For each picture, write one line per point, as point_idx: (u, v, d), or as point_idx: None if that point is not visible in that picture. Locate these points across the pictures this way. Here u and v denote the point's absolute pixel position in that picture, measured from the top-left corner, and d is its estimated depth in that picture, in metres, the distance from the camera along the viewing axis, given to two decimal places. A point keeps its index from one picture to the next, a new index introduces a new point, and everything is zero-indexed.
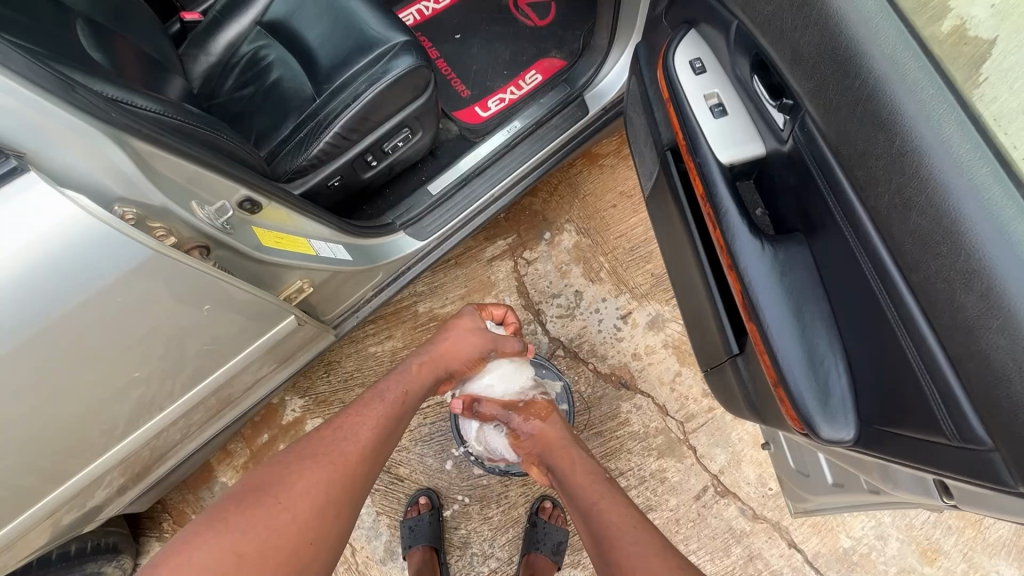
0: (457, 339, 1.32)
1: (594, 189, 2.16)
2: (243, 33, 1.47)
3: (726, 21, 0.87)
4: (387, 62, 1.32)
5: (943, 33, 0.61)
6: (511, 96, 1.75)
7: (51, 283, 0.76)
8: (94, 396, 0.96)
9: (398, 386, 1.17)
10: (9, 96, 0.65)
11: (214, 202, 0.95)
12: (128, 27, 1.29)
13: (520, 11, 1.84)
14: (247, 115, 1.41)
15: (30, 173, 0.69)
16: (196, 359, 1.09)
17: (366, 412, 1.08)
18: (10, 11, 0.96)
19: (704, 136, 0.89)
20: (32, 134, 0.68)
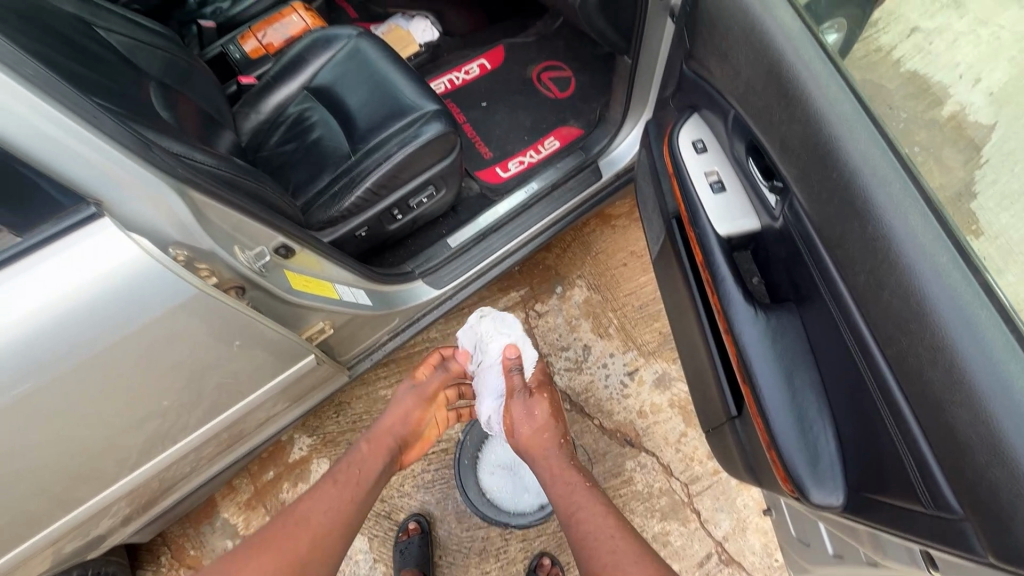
0: (409, 406, 1.44)
1: (603, 246, 2.26)
2: (291, 96, 1.63)
3: (724, 109, 0.97)
4: (418, 126, 1.45)
5: (945, 117, 0.79)
6: (531, 159, 1.88)
7: (90, 323, 0.83)
8: (114, 425, 1.02)
9: (358, 467, 1.30)
10: (97, 153, 0.75)
11: (254, 247, 1.04)
12: (190, 87, 1.45)
13: (542, 83, 2.01)
14: (288, 168, 1.54)
15: (104, 218, 0.78)
16: (213, 393, 1.15)
17: (328, 491, 1.22)
18: (99, 76, 1.10)
19: (704, 210, 0.98)
20: (111, 185, 0.78)
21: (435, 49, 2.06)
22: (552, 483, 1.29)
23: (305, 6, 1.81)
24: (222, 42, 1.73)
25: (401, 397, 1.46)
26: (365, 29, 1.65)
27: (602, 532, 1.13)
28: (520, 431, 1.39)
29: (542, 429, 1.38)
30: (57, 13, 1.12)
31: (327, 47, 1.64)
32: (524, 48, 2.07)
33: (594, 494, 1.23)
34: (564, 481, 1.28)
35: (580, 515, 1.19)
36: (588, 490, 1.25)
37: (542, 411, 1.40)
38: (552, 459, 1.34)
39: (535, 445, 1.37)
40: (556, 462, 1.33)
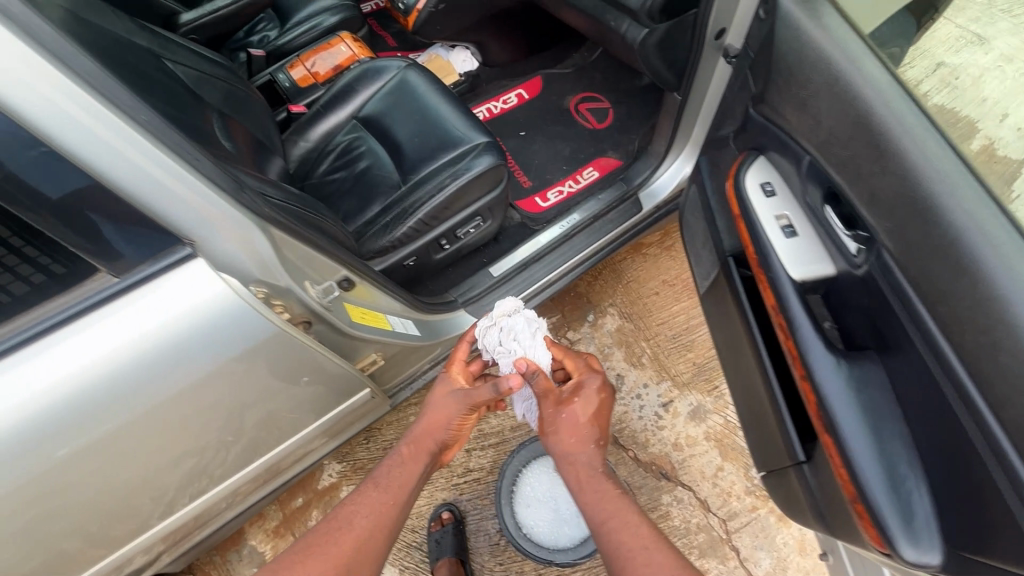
0: (451, 409, 1.18)
1: (634, 274, 2.25)
2: (339, 125, 1.65)
3: (798, 155, 0.97)
4: (469, 159, 1.47)
5: (976, 148, 0.75)
6: (570, 188, 1.89)
7: (151, 361, 0.82)
8: (151, 464, 0.98)
9: (395, 474, 1.12)
10: (195, 195, 0.75)
11: (322, 281, 1.04)
12: (239, 111, 1.44)
13: (580, 113, 2.03)
14: (337, 197, 1.55)
15: (197, 258, 0.80)
16: (253, 428, 1.13)
17: (369, 497, 1.08)
18: (167, 108, 1.10)
19: (777, 254, 0.98)
20: (204, 225, 0.78)
21: (474, 79, 2.09)
22: (583, 490, 1.09)
23: (352, 36, 1.84)
24: (271, 70, 1.76)
25: (443, 396, 1.20)
26: (414, 60, 1.68)
27: (631, 539, 0.99)
28: (551, 437, 1.15)
29: (574, 432, 1.13)
30: (132, 46, 1.14)
31: (377, 77, 1.67)
32: (562, 79, 2.10)
33: (625, 501, 1.05)
34: (592, 485, 1.08)
35: (612, 526, 1.01)
36: (616, 495, 1.06)
37: (577, 413, 1.14)
38: (584, 465, 1.11)
39: (569, 451, 1.13)
40: (585, 468, 1.11)
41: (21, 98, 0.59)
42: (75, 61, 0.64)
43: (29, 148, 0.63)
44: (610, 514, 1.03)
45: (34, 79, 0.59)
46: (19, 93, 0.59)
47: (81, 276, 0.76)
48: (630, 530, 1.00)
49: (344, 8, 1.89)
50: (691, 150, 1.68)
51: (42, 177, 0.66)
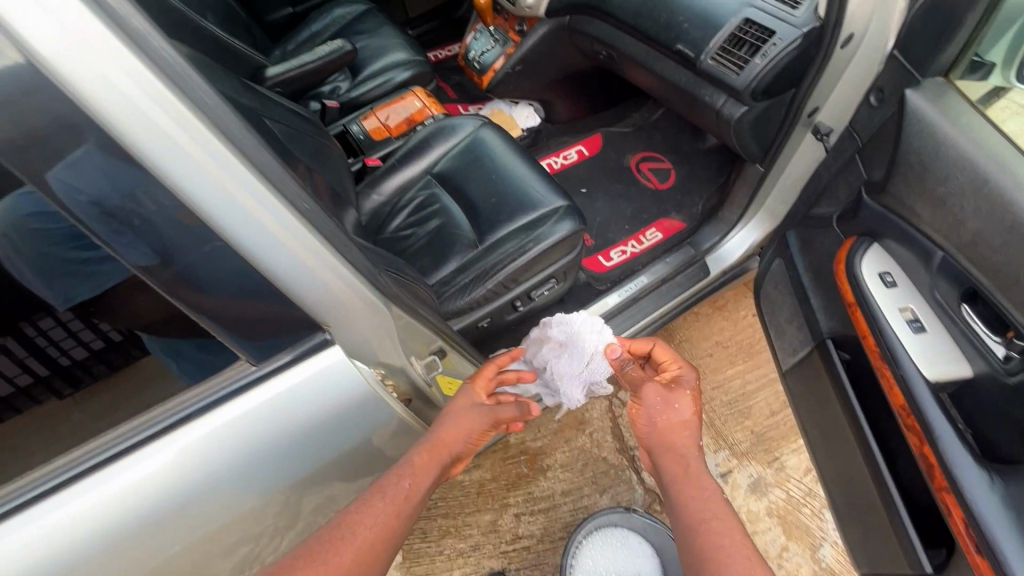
0: (470, 418, 1.04)
1: (686, 333, 2.19)
2: (413, 179, 1.64)
3: (928, 249, 0.94)
4: (551, 223, 1.45)
5: None
6: (633, 249, 1.86)
7: (258, 444, 0.77)
8: (195, 560, 0.82)
9: (404, 478, 0.93)
10: (337, 276, 0.70)
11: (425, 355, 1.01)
12: (320, 163, 1.38)
13: (641, 173, 2.02)
14: (411, 252, 1.52)
15: (331, 346, 0.77)
16: (308, 514, 0.99)
17: (374, 510, 0.87)
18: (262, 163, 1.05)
19: (905, 350, 0.93)
20: (337, 307, 0.73)
21: (535, 134, 2.10)
22: (682, 492, 0.90)
23: (424, 91, 1.86)
24: (345, 121, 1.76)
25: (460, 407, 1.05)
26: (489, 119, 1.71)
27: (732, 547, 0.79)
28: (649, 430, 1.01)
29: (678, 427, 0.97)
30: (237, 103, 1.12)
31: (451, 134, 1.68)
32: (623, 137, 2.10)
33: (724, 505, 0.86)
34: (699, 488, 0.90)
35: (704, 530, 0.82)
36: (717, 499, 0.87)
37: (686, 405, 0.99)
38: (690, 463, 0.94)
39: (671, 448, 0.96)
40: (692, 468, 0.93)
41: (177, 169, 0.54)
42: (230, 132, 0.60)
43: (162, 221, 0.56)
44: (711, 517, 0.84)
45: (195, 152, 0.54)
46: (175, 162, 0.54)
47: (136, 346, 0.74)
48: (732, 536, 0.80)
49: (415, 64, 1.92)
50: (764, 217, 1.66)
51: (58, 288, 0.65)
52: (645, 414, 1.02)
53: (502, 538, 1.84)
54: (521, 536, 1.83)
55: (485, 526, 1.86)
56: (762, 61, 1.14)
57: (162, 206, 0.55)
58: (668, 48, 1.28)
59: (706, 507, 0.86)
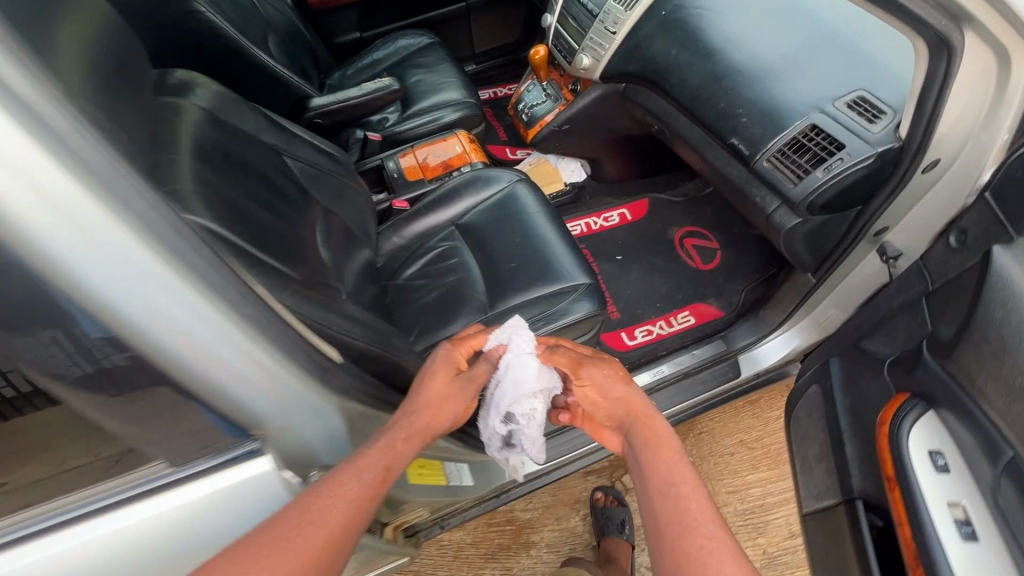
0: (451, 388, 0.94)
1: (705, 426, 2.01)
2: (436, 227, 1.58)
3: (994, 442, 0.77)
4: (568, 301, 1.36)
5: None
6: (660, 330, 1.73)
7: (168, 547, 0.67)
8: None
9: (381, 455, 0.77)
10: (265, 381, 0.61)
11: None
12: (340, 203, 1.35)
13: (684, 248, 1.88)
14: (418, 304, 1.45)
15: (267, 453, 0.68)
16: None
17: (349, 481, 0.72)
18: (268, 214, 1.01)
19: (949, 561, 0.75)
20: (268, 412, 0.64)
21: (579, 190, 2.00)
22: (650, 455, 0.86)
23: (469, 135, 1.80)
24: (383, 155, 1.73)
25: (443, 375, 0.96)
26: (526, 175, 1.63)
27: (701, 512, 0.76)
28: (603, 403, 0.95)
29: (622, 389, 0.95)
30: (250, 140, 1.08)
31: (486, 185, 1.61)
32: (670, 207, 1.97)
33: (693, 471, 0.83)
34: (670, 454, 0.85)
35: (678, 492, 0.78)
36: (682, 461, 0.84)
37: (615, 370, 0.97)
38: (655, 424, 0.90)
39: (632, 412, 0.93)
40: (655, 431, 0.89)
41: (62, 256, 0.45)
42: (148, 210, 0.50)
43: (37, 297, 0.47)
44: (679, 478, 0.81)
45: (89, 244, 0.46)
46: (45, 234, 0.44)
47: (59, 392, 0.55)
48: (702, 509, 0.76)
49: (467, 105, 1.88)
50: (810, 327, 1.50)
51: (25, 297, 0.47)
52: (596, 392, 0.96)
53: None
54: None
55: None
56: (824, 176, 1.00)
57: (31, 281, 0.46)
58: (721, 139, 1.16)
59: (675, 473, 0.82)
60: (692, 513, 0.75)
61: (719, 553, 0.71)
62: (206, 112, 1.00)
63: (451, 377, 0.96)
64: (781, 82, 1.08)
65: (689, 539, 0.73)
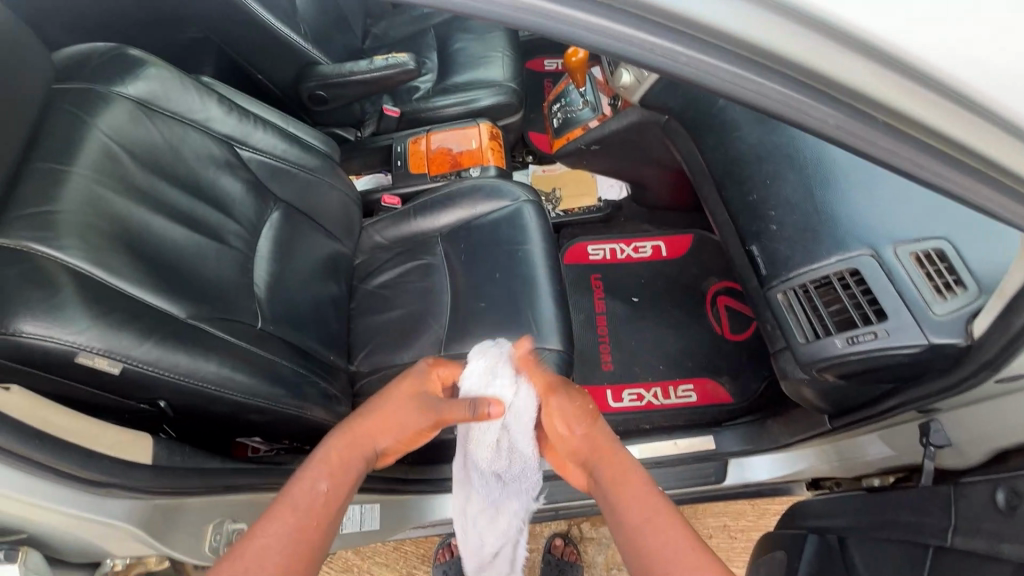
0: (410, 416, 0.80)
1: (716, 506, 1.58)
2: (421, 234, 1.41)
3: None
4: None
5: None
6: (651, 398, 1.48)
7: None
8: None
9: (311, 478, 0.70)
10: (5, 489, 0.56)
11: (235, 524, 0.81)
12: (313, 200, 1.20)
13: (715, 308, 1.57)
14: (378, 319, 1.33)
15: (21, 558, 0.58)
16: None
17: (284, 522, 0.64)
18: (182, 229, 0.91)
19: None
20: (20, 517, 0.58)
21: (614, 209, 1.72)
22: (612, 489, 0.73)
23: (494, 129, 1.57)
24: (395, 136, 1.59)
25: (405, 393, 0.82)
26: (538, 198, 1.40)
27: (682, 569, 0.63)
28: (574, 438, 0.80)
29: (586, 426, 0.80)
30: (190, 134, 0.98)
31: (487, 198, 1.39)
32: (715, 253, 1.65)
33: (665, 498, 0.71)
34: (636, 487, 0.73)
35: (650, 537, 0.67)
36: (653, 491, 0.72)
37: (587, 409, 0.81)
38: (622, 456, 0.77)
39: (597, 449, 0.78)
40: (623, 461, 0.76)
41: None
42: None
43: None
44: (650, 519, 0.69)
45: None
46: None
47: None
48: (681, 555, 0.65)
49: (506, 88, 1.62)
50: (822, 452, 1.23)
51: None
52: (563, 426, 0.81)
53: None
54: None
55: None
56: (843, 345, 0.72)
57: None
58: (741, 240, 0.88)
59: (643, 505, 0.70)
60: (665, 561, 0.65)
61: None
62: (136, 102, 0.92)
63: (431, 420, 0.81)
64: (840, 192, 0.78)
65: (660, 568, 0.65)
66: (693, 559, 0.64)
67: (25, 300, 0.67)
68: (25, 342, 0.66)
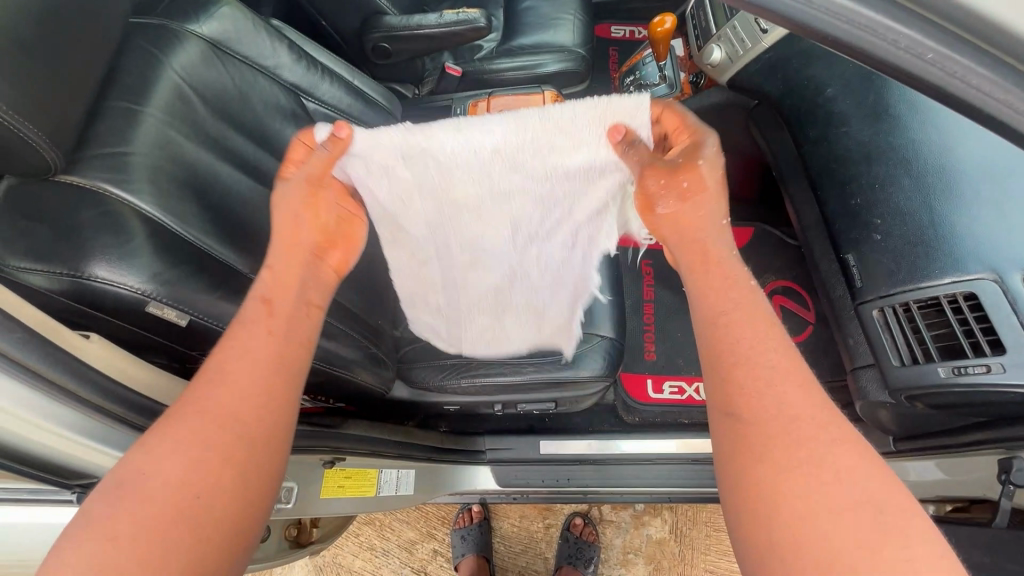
0: (299, 203, 0.69)
1: None
2: None
3: None
4: (579, 351, 1.13)
5: None
6: (692, 393, 1.43)
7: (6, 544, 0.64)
8: None
9: (264, 283, 0.65)
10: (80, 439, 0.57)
11: None
12: None
13: (769, 308, 1.50)
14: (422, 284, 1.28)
15: None
16: None
17: (247, 338, 0.59)
18: (247, 180, 0.89)
19: None
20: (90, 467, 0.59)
21: None
22: (696, 286, 0.65)
23: (559, 98, 1.49)
24: (455, 96, 1.52)
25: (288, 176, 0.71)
26: None
27: (762, 361, 0.56)
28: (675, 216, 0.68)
29: (686, 202, 0.67)
30: (260, 80, 0.95)
31: None
32: (776, 250, 1.56)
33: (754, 292, 0.63)
34: (721, 275, 0.64)
35: (734, 321, 0.59)
36: (757, 308, 0.60)
37: (700, 176, 0.67)
38: (709, 246, 0.66)
39: (688, 237, 0.68)
40: (708, 250, 0.66)
41: None
42: None
43: None
44: (729, 314, 0.60)
45: None
46: None
47: None
48: (772, 361, 0.56)
49: (575, 54, 1.53)
50: None
51: None
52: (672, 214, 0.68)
53: (414, 564, 1.69)
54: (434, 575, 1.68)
55: (403, 541, 1.70)
56: (948, 375, 0.68)
57: None
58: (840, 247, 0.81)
59: (726, 300, 0.62)
60: (785, 411, 0.52)
61: (790, 394, 0.53)
62: (209, 42, 0.88)
63: (312, 194, 0.70)
64: (962, 207, 0.72)
65: (742, 369, 0.56)
66: (788, 369, 0.55)
67: (100, 243, 0.66)
68: (94, 287, 0.65)
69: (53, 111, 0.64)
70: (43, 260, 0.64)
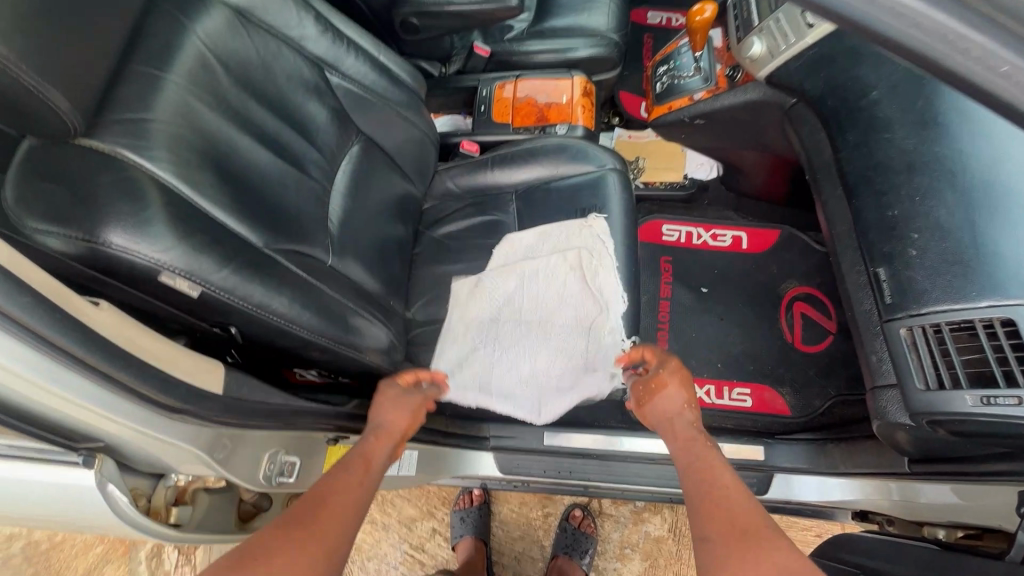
0: (412, 403, 0.94)
1: None
2: (494, 188, 1.28)
3: None
4: None
5: None
6: (702, 395, 1.40)
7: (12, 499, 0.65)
8: None
9: (357, 451, 0.83)
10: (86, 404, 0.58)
11: (286, 456, 0.85)
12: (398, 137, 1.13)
13: (789, 314, 1.45)
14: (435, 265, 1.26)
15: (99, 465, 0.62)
16: None
17: (344, 480, 0.75)
18: (267, 152, 0.88)
19: None
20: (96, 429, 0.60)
21: (699, 189, 1.61)
22: (680, 458, 0.83)
23: (588, 84, 1.45)
24: (481, 77, 1.49)
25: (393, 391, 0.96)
26: (624, 166, 1.23)
27: (719, 482, 0.74)
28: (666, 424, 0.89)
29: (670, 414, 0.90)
30: (285, 52, 0.94)
31: (571, 161, 1.24)
32: (803, 255, 1.51)
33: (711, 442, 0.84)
34: (695, 444, 0.83)
35: (702, 471, 0.77)
36: (721, 463, 0.78)
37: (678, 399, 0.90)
38: (687, 433, 0.86)
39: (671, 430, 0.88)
40: (687, 436, 0.85)
41: None
42: None
43: None
44: (694, 463, 0.79)
45: None
46: None
47: None
48: (722, 475, 0.76)
49: (607, 39, 1.48)
50: (878, 486, 1.12)
51: None
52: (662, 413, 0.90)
53: (413, 540, 1.71)
54: (430, 552, 1.70)
55: (404, 518, 1.72)
56: (975, 404, 0.66)
57: None
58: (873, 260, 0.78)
59: (695, 448, 0.83)
60: (738, 515, 0.68)
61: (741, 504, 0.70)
62: (236, 11, 0.87)
63: (418, 407, 0.96)
64: (1003, 229, 0.70)
65: (708, 491, 0.73)
66: (735, 482, 0.74)
67: (115, 208, 0.65)
68: (110, 253, 0.65)
69: (72, 75, 0.64)
70: (58, 223, 0.63)
